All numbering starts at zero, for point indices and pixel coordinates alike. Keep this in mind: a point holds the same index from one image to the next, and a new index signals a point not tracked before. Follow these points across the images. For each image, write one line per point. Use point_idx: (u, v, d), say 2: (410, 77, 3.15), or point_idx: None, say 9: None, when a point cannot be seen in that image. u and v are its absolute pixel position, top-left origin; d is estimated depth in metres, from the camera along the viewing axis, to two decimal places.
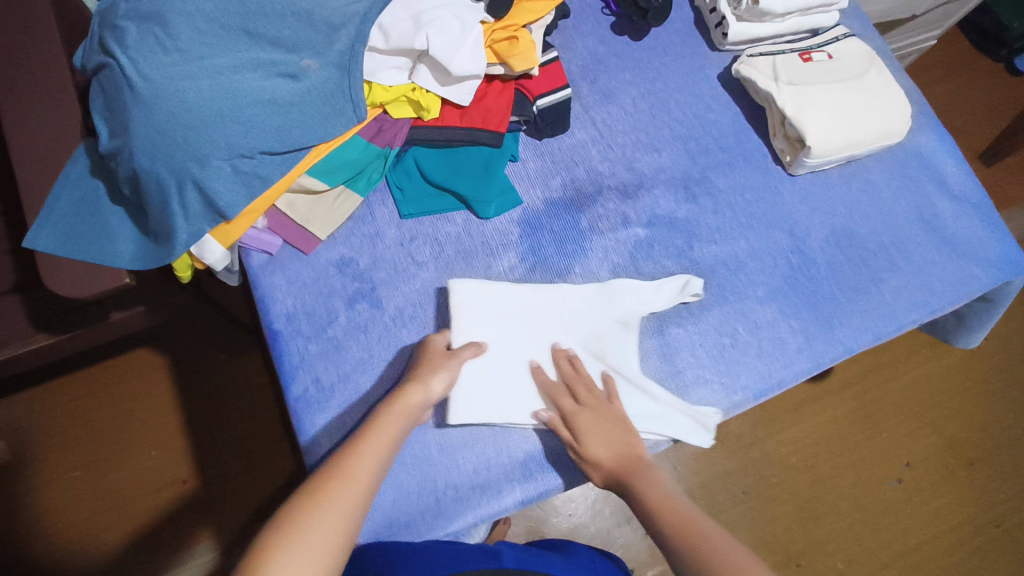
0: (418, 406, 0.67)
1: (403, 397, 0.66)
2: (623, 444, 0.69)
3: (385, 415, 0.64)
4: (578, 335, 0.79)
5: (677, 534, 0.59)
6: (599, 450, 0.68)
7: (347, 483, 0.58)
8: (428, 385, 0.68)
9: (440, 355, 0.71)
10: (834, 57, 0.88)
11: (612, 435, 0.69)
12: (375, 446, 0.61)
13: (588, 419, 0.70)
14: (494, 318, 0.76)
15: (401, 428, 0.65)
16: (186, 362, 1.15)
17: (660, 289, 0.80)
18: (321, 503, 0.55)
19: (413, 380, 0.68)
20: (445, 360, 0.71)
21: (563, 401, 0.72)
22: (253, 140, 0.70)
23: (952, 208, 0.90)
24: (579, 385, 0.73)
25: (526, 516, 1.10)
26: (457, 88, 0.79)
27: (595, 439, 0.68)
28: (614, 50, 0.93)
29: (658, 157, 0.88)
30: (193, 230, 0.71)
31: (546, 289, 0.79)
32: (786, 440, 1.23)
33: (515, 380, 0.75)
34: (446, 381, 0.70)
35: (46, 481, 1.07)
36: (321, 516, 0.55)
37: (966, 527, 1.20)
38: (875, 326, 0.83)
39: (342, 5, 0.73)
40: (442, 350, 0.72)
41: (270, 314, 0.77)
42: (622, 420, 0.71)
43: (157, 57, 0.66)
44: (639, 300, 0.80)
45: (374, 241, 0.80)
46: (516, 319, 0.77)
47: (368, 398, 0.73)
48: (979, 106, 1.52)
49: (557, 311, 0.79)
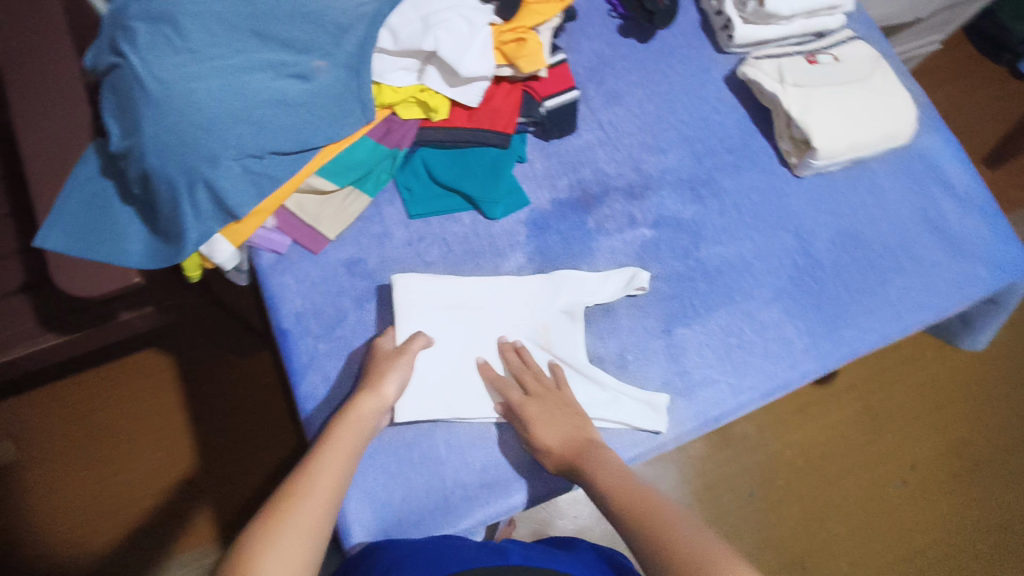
0: (374, 414, 0.67)
1: (357, 408, 0.66)
2: (573, 430, 0.69)
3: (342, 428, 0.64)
4: (524, 326, 0.79)
5: (665, 533, 0.57)
6: (547, 437, 0.68)
7: (309, 496, 0.58)
8: (380, 391, 0.68)
9: (388, 356, 0.71)
10: (839, 59, 0.89)
11: (562, 423, 0.69)
12: (334, 458, 0.62)
13: (536, 408, 0.70)
14: (439, 313, 0.76)
15: (359, 438, 0.65)
16: (191, 363, 1.15)
17: (605, 281, 0.80)
18: (284, 520, 0.55)
19: (367, 387, 0.68)
20: (392, 359, 0.70)
21: (511, 392, 0.72)
22: (264, 140, 0.71)
23: (958, 209, 0.90)
24: (528, 376, 0.74)
25: (531, 518, 1.11)
26: (465, 89, 0.80)
27: (544, 427, 0.69)
28: (621, 53, 0.93)
29: (664, 158, 0.88)
30: (202, 230, 0.71)
31: (491, 282, 0.79)
32: (791, 442, 1.23)
33: (461, 377, 0.75)
34: (398, 383, 0.70)
35: (51, 481, 1.07)
36: (285, 533, 0.55)
37: (971, 530, 1.20)
38: (880, 327, 0.83)
39: (351, 6, 0.74)
40: (388, 350, 0.72)
41: (279, 313, 0.77)
42: (573, 406, 0.71)
43: (168, 58, 0.66)
44: (584, 290, 0.80)
45: (382, 241, 0.81)
46: (462, 312, 0.77)
47: (325, 408, 0.73)
48: (983, 109, 1.52)
49: (504, 303, 0.79)
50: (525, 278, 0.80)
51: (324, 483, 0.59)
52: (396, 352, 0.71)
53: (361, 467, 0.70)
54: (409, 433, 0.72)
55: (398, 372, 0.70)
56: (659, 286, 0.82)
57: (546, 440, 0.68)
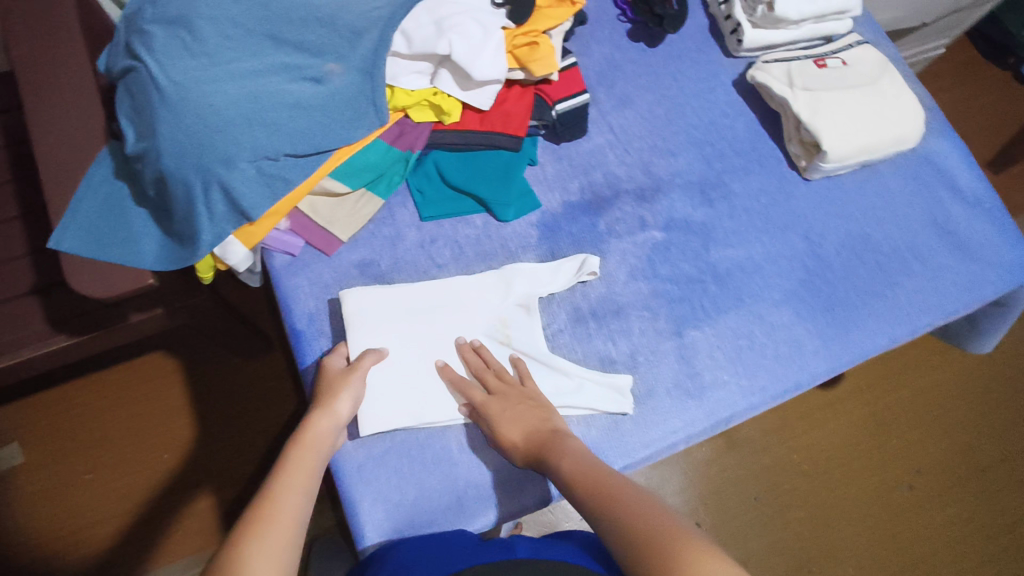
0: (330, 432, 0.65)
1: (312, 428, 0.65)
2: (537, 421, 0.69)
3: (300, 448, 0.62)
4: (481, 325, 0.79)
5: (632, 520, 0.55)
6: (509, 432, 0.68)
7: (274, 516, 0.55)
8: (334, 409, 0.66)
9: (338, 373, 0.70)
10: (847, 63, 0.90)
11: (523, 418, 0.69)
12: (296, 477, 0.59)
13: (497, 405, 0.70)
14: (394, 323, 0.76)
15: (319, 457, 0.63)
16: (198, 365, 1.15)
17: (557, 271, 0.80)
18: (250, 543, 0.52)
19: (318, 408, 0.66)
20: (344, 376, 0.69)
21: (473, 392, 0.71)
22: (278, 143, 0.72)
23: (967, 213, 0.90)
24: (488, 374, 0.74)
25: (538, 521, 1.09)
26: (478, 93, 0.81)
27: (508, 423, 0.69)
28: (630, 57, 0.94)
29: (674, 162, 0.89)
30: (216, 232, 0.72)
31: (445, 283, 0.79)
32: (797, 447, 1.23)
33: (422, 383, 0.74)
34: (352, 399, 0.69)
35: (57, 484, 1.07)
36: (253, 559, 0.51)
37: (979, 533, 1.20)
38: (890, 330, 0.83)
39: (366, 10, 0.73)
40: (336, 367, 0.71)
41: (293, 314, 0.77)
42: (537, 399, 0.71)
43: (185, 62, 0.67)
44: (536, 282, 0.80)
45: (395, 243, 0.81)
46: (419, 316, 0.77)
47: None
48: (987, 113, 1.53)
49: (460, 302, 0.79)
50: (476, 277, 0.80)
51: (291, 501, 0.57)
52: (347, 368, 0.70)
53: (374, 466, 0.71)
54: (421, 433, 0.73)
55: (351, 388, 0.69)
56: (669, 289, 0.82)
57: (511, 435, 0.68)
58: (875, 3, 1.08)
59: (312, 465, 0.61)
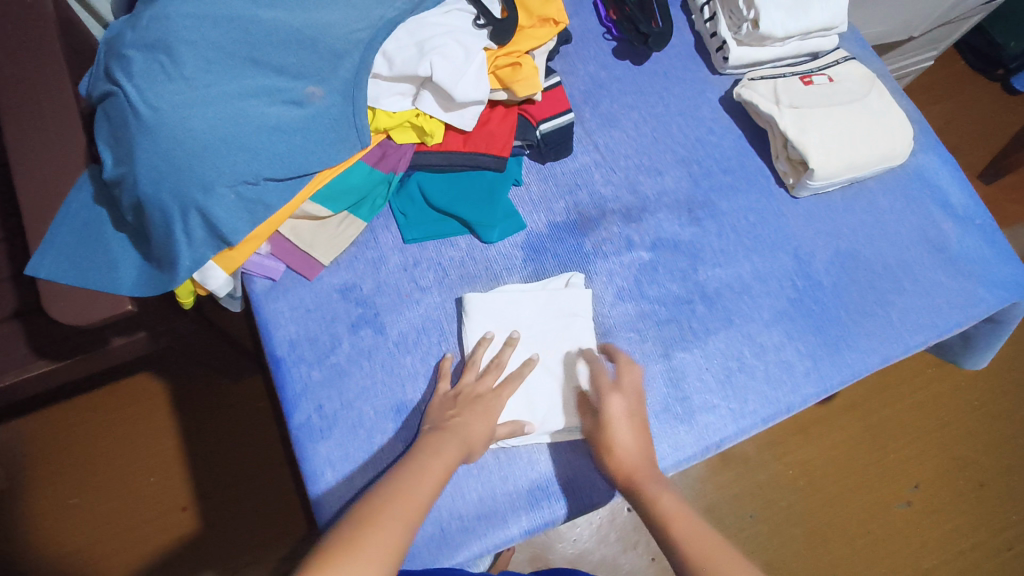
0: (463, 449, 0.66)
1: (447, 440, 0.66)
2: (640, 447, 0.70)
3: (433, 454, 0.64)
4: (551, 342, 0.78)
5: None
6: (619, 436, 0.70)
7: (402, 495, 0.59)
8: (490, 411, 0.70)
9: (478, 398, 0.71)
10: (834, 80, 0.89)
11: (637, 429, 0.71)
12: (422, 485, 0.60)
13: (620, 404, 0.72)
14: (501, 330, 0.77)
15: (448, 469, 0.64)
16: (187, 387, 1.13)
17: (554, 297, 0.79)
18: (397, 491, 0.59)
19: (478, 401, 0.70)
20: (483, 404, 0.70)
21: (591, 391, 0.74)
22: (257, 167, 0.70)
23: (957, 229, 0.89)
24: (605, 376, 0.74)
25: (530, 542, 1.08)
26: (461, 114, 0.79)
27: (620, 429, 0.71)
28: (615, 75, 0.93)
29: (661, 180, 0.88)
30: (196, 257, 0.70)
31: (520, 307, 0.78)
32: (793, 463, 1.22)
33: (540, 385, 0.76)
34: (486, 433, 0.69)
35: (43, 509, 1.05)
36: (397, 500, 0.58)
37: (979, 550, 1.19)
38: (882, 348, 0.82)
39: (347, 32, 0.73)
40: (487, 394, 0.71)
41: (273, 340, 0.76)
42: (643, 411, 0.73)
43: (162, 85, 0.65)
44: (559, 306, 0.78)
45: (377, 266, 0.80)
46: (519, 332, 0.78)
47: (353, 480, 0.71)
48: (976, 125, 1.52)
49: (552, 304, 0.78)
50: (531, 295, 0.79)
51: (410, 508, 0.58)
52: (490, 401, 0.71)
53: None
54: None
55: (485, 412, 0.70)
56: (656, 310, 0.81)
57: (632, 418, 0.71)
58: (861, 17, 1.08)
59: (440, 477, 0.62)
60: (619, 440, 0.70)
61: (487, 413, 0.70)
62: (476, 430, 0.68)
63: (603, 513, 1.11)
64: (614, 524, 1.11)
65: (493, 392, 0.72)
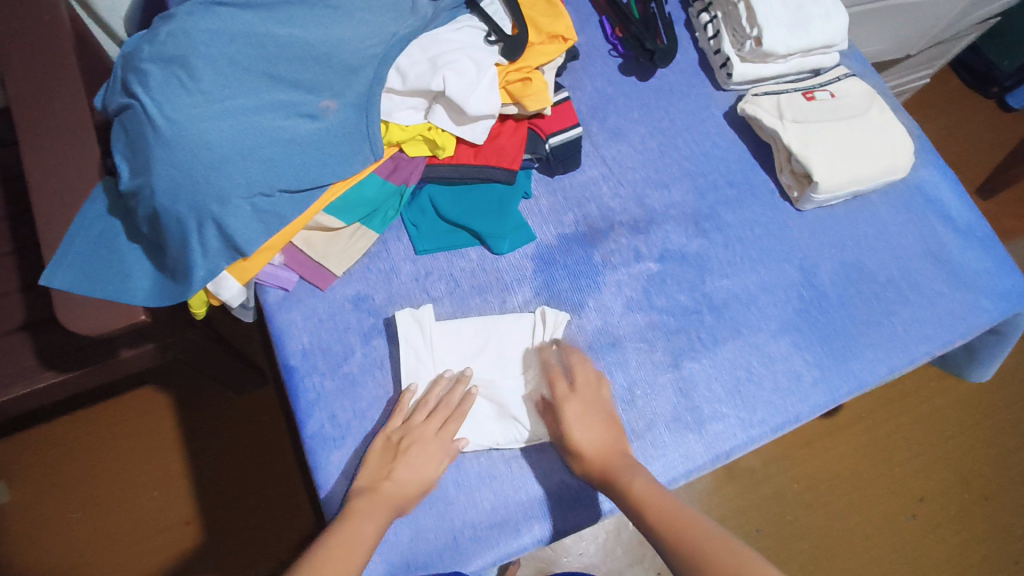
0: (392, 509, 0.65)
1: (330, 562, 0.59)
2: (607, 437, 0.70)
3: (359, 521, 0.63)
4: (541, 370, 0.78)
5: None
6: (581, 440, 0.69)
7: (343, 540, 0.61)
8: (421, 461, 0.68)
9: (370, 493, 0.65)
10: (835, 96, 0.91)
11: (596, 428, 0.71)
12: (360, 536, 0.61)
13: (576, 407, 0.72)
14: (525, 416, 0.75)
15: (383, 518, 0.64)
16: (191, 399, 1.13)
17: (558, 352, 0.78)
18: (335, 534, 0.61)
19: (422, 461, 0.68)
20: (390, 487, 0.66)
21: (557, 387, 0.74)
22: (273, 179, 0.71)
23: (959, 241, 0.91)
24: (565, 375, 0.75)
25: (536, 557, 1.07)
26: (472, 127, 0.80)
27: (581, 430, 0.70)
28: (622, 90, 0.95)
29: (668, 193, 0.89)
30: (210, 268, 0.71)
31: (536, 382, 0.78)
32: (799, 477, 1.22)
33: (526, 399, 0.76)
34: (419, 485, 0.68)
35: (44, 525, 1.04)
36: (339, 542, 0.61)
37: (986, 564, 1.18)
38: (887, 359, 0.83)
39: (362, 48, 0.75)
40: (427, 436, 0.70)
41: (286, 350, 0.77)
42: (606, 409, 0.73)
43: (180, 98, 0.67)
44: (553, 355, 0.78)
45: (390, 277, 0.81)
46: (483, 346, 0.79)
47: None
48: (974, 141, 1.55)
49: (529, 353, 0.79)
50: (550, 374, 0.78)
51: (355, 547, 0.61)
52: (388, 488, 0.66)
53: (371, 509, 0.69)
54: None
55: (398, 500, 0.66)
56: (666, 321, 0.82)
57: (592, 424, 0.71)
58: (860, 35, 1.10)
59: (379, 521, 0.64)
60: (581, 441, 0.69)
61: (384, 504, 0.65)
62: (424, 472, 0.68)
63: (609, 527, 1.11)
64: (620, 538, 1.11)
65: (434, 439, 0.70)
